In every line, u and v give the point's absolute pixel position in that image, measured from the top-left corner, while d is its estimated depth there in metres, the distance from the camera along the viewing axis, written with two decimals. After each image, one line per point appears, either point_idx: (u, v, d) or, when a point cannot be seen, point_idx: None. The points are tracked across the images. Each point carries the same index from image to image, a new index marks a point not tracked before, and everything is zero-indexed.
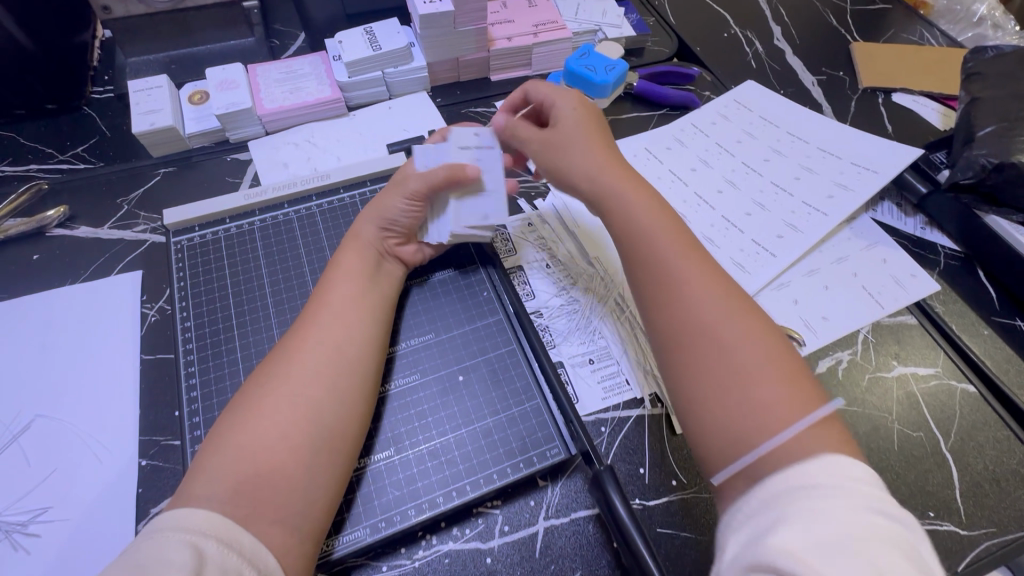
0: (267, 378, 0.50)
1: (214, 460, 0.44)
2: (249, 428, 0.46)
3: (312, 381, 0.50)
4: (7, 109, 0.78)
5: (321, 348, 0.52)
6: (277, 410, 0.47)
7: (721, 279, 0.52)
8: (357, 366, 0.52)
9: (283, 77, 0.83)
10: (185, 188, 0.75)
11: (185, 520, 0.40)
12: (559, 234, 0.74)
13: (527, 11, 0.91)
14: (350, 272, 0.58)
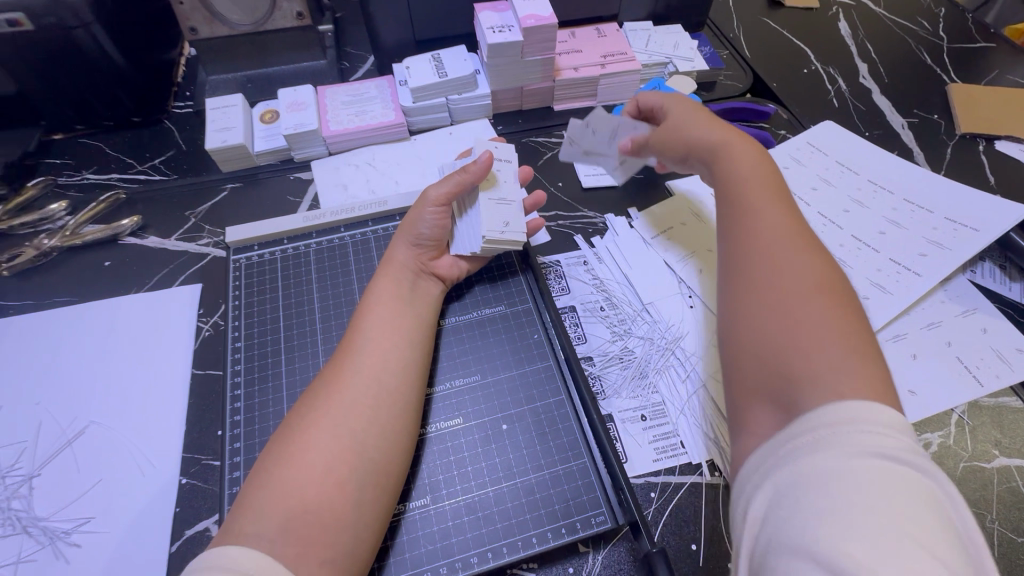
0: (310, 409, 0.49)
1: (261, 495, 0.43)
2: (292, 462, 0.45)
3: (356, 416, 0.48)
4: (97, 120, 0.83)
5: (367, 378, 0.51)
6: (319, 446, 0.46)
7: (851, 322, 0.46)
8: (402, 401, 0.51)
9: (350, 99, 0.84)
10: (249, 205, 0.77)
11: (234, 558, 0.38)
12: (615, 275, 0.70)
13: (596, 42, 0.89)
14: (395, 298, 0.57)
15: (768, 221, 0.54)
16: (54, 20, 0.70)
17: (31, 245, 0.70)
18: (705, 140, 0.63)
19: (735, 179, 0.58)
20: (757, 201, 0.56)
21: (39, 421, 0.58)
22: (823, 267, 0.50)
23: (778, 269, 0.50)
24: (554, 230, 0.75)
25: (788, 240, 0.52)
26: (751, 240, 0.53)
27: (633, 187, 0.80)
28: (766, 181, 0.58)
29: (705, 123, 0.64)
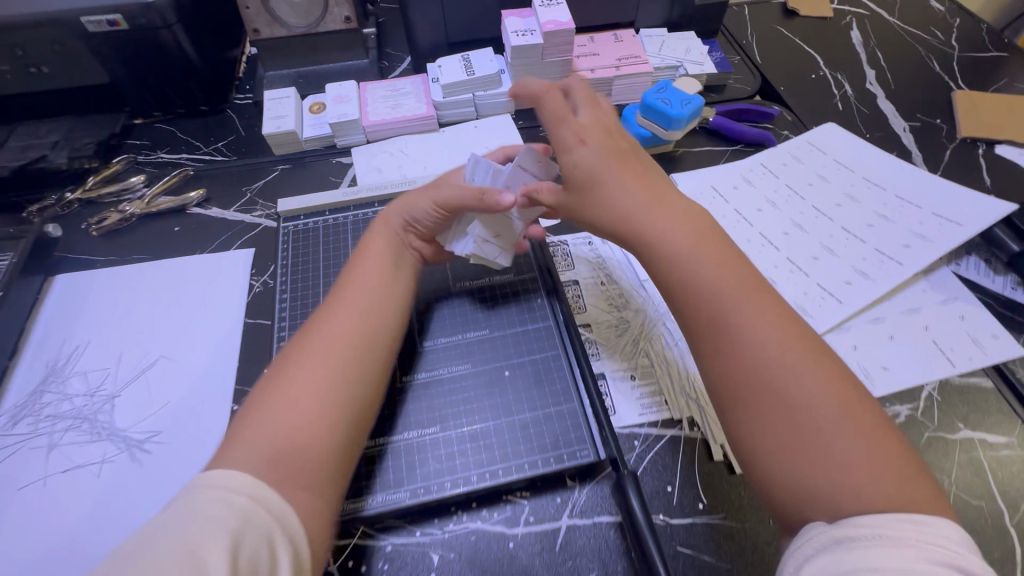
0: (286, 358, 0.54)
1: (247, 428, 0.48)
2: (274, 399, 0.50)
3: (325, 361, 0.53)
4: (172, 108, 0.96)
5: (340, 329, 0.56)
6: (295, 385, 0.51)
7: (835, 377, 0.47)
8: (370, 347, 0.56)
9: (388, 94, 0.94)
10: (296, 184, 0.88)
11: (221, 480, 0.44)
12: (616, 255, 0.77)
13: (612, 46, 0.97)
14: (376, 262, 0.63)
15: (739, 303, 0.50)
16: (145, 22, 0.82)
17: (116, 211, 0.82)
18: (636, 204, 0.57)
19: (684, 253, 0.54)
20: (720, 280, 0.52)
21: (119, 353, 0.69)
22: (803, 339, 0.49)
23: (766, 364, 0.48)
24: None
25: (767, 322, 0.49)
26: (731, 327, 0.50)
27: None
28: (716, 247, 0.54)
29: (630, 186, 0.58)
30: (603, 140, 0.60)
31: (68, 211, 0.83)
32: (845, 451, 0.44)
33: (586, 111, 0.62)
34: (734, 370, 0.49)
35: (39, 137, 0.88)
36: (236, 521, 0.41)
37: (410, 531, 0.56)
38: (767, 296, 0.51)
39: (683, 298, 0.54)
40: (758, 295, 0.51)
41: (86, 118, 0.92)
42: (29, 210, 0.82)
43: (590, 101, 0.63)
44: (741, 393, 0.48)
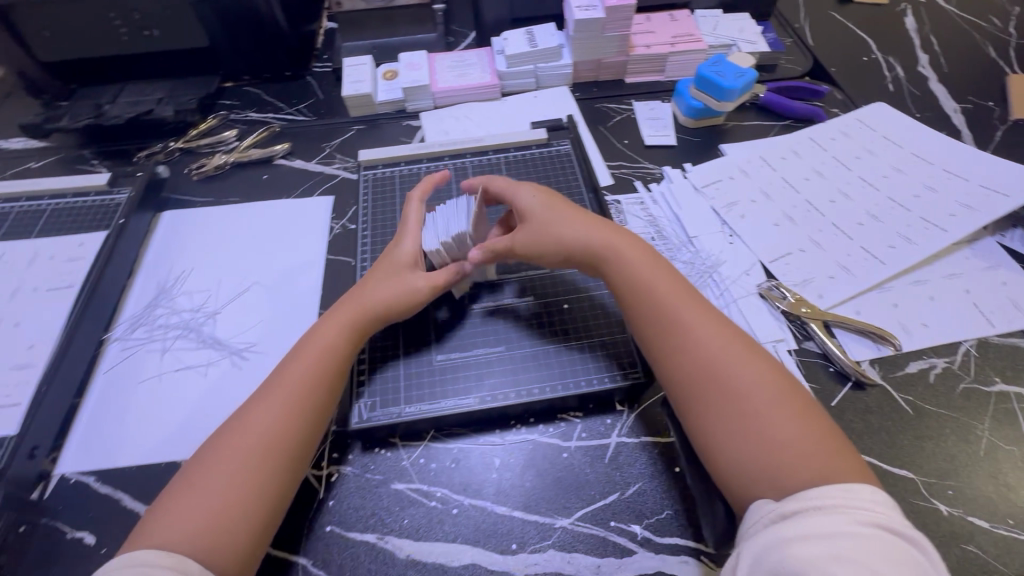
0: (210, 453, 0.53)
1: (177, 501, 0.49)
2: (207, 468, 0.51)
3: (252, 456, 0.52)
4: (260, 73, 1.06)
5: (267, 429, 0.53)
6: (208, 495, 0.50)
7: (776, 386, 0.53)
8: (299, 448, 0.54)
9: (455, 64, 1.01)
10: (369, 143, 0.96)
11: (145, 554, 0.45)
12: (666, 213, 0.83)
13: (668, 24, 1.02)
14: (321, 339, 0.60)
15: (682, 309, 0.59)
16: None
17: (214, 159, 0.92)
18: (586, 240, 0.65)
19: (634, 271, 0.62)
20: (664, 293, 0.60)
21: (219, 278, 0.79)
22: (735, 336, 0.57)
23: (705, 366, 0.55)
24: (617, 176, 0.88)
25: (705, 329, 0.57)
26: (677, 334, 0.57)
27: (689, 147, 0.92)
28: (662, 274, 0.62)
29: (585, 224, 0.66)
30: (553, 204, 0.69)
31: (171, 158, 0.93)
32: (788, 452, 0.49)
33: (535, 192, 0.70)
34: (683, 376, 0.56)
35: (145, 93, 0.98)
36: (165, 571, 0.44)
37: (473, 437, 0.63)
38: (704, 307, 0.59)
39: (636, 315, 0.61)
40: (694, 306, 0.59)
41: (186, 78, 1.02)
42: (141, 155, 0.93)
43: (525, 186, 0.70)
44: (689, 399, 0.55)
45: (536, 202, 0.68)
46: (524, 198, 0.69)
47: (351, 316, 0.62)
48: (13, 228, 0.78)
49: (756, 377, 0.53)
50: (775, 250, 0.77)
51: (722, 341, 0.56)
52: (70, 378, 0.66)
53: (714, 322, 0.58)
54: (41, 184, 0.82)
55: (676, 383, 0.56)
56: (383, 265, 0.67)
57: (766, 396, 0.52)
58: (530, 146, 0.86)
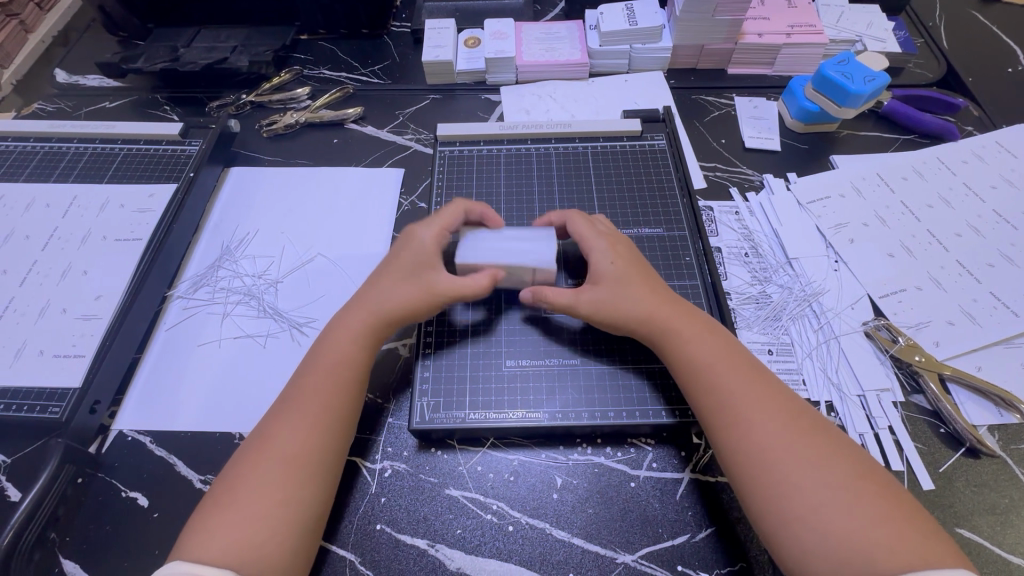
0: (236, 471, 0.50)
1: (218, 515, 0.47)
2: (246, 477, 0.49)
3: (287, 458, 0.50)
4: (337, 28, 1.01)
5: (288, 439, 0.51)
6: (245, 509, 0.47)
7: (821, 441, 0.48)
8: (331, 447, 0.52)
9: (542, 37, 0.94)
10: (444, 114, 0.90)
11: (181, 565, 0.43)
12: (765, 229, 0.75)
13: (786, 11, 0.91)
14: (335, 353, 0.56)
15: (723, 372, 0.52)
16: None
17: (285, 117, 0.88)
18: (631, 313, 0.57)
19: (684, 348, 0.54)
20: (708, 368, 0.53)
21: (283, 244, 0.76)
22: (777, 398, 0.51)
23: (755, 450, 0.48)
24: (711, 180, 0.80)
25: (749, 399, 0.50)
26: (730, 411, 0.50)
27: (794, 154, 0.83)
28: (706, 338, 0.55)
29: (645, 294, 0.57)
30: (632, 274, 0.59)
31: (241, 112, 0.90)
32: (855, 517, 0.43)
33: (609, 253, 0.60)
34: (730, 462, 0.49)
35: (221, 41, 0.95)
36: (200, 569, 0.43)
37: (535, 451, 0.59)
38: (747, 367, 0.53)
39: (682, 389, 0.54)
40: (736, 371, 0.52)
41: (262, 28, 0.99)
42: (213, 105, 0.91)
43: (605, 244, 0.61)
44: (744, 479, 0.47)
45: (614, 269, 0.59)
46: (598, 257, 0.60)
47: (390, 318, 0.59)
48: (85, 171, 0.77)
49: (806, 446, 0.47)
50: (886, 284, 0.69)
51: (760, 395, 0.51)
52: (131, 335, 0.65)
53: (751, 387, 0.51)
54: (115, 127, 0.80)
55: (732, 465, 0.49)
56: (402, 260, 0.61)
57: (816, 455, 0.47)
58: (620, 136, 0.79)
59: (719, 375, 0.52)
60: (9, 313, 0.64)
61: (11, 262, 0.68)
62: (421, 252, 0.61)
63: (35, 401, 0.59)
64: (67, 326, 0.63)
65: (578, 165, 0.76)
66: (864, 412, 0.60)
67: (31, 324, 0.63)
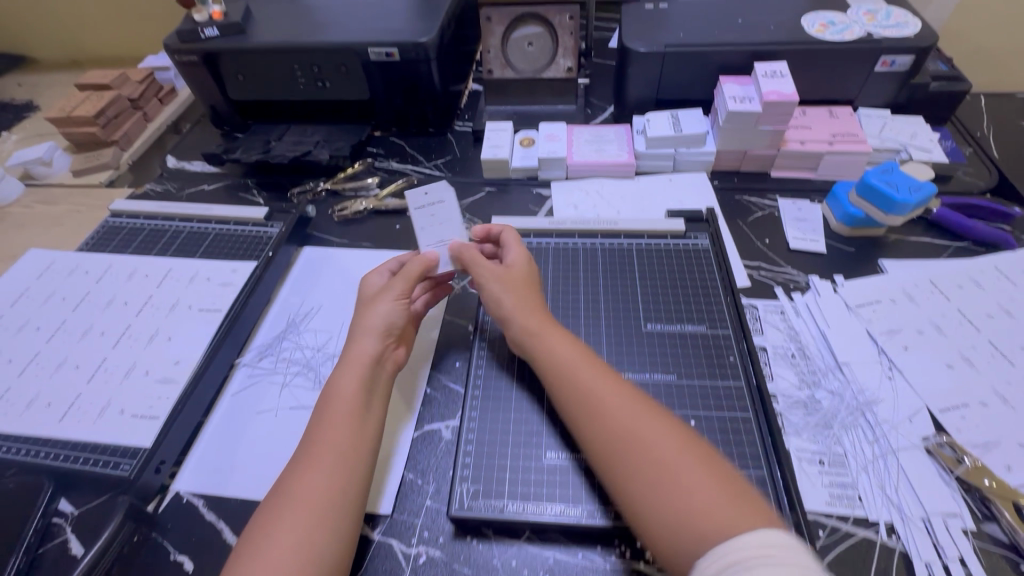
0: (261, 520, 0.52)
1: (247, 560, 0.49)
2: (271, 524, 0.51)
3: (302, 517, 0.52)
4: (407, 126, 1.14)
5: (309, 483, 0.54)
6: (272, 553, 0.49)
7: (642, 411, 0.56)
8: (345, 490, 0.55)
9: (592, 139, 1.02)
10: (498, 206, 0.98)
11: None
12: (812, 330, 0.75)
13: (827, 121, 0.96)
14: (334, 399, 0.61)
15: (569, 362, 0.62)
16: (413, 55, 0.99)
17: (356, 204, 0.97)
18: (509, 310, 0.68)
19: (546, 341, 0.64)
20: (562, 359, 0.63)
21: (342, 320, 0.82)
22: (613, 382, 0.60)
23: (598, 423, 0.56)
24: (754, 278, 0.82)
25: (610, 397, 0.58)
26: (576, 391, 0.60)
27: (840, 257, 0.84)
28: (563, 341, 0.64)
29: (518, 293, 0.69)
30: (518, 278, 0.71)
31: (318, 198, 1.01)
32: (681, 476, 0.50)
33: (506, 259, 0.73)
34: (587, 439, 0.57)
35: (308, 136, 1.09)
36: None
37: (571, 550, 0.58)
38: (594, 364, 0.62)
39: (551, 383, 0.62)
40: (588, 367, 0.62)
41: (344, 126, 1.12)
42: (295, 191, 1.02)
43: (517, 244, 0.75)
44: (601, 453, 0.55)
45: (512, 273, 0.71)
46: (512, 257, 0.73)
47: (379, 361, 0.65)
48: (181, 247, 0.87)
49: (668, 443, 0.53)
50: (945, 398, 0.66)
51: (595, 379, 0.60)
52: (202, 397, 0.70)
53: (599, 377, 0.60)
54: (211, 209, 0.91)
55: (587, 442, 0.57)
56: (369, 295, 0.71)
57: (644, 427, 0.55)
58: (664, 235, 0.83)
59: (565, 362, 0.62)
60: (100, 373, 0.71)
61: (109, 325, 0.76)
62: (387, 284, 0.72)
63: (109, 457, 0.63)
64: (146, 388, 0.69)
65: (623, 260, 0.80)
66: (930, 538, 0.56)
67: (117, 384, 0.70)
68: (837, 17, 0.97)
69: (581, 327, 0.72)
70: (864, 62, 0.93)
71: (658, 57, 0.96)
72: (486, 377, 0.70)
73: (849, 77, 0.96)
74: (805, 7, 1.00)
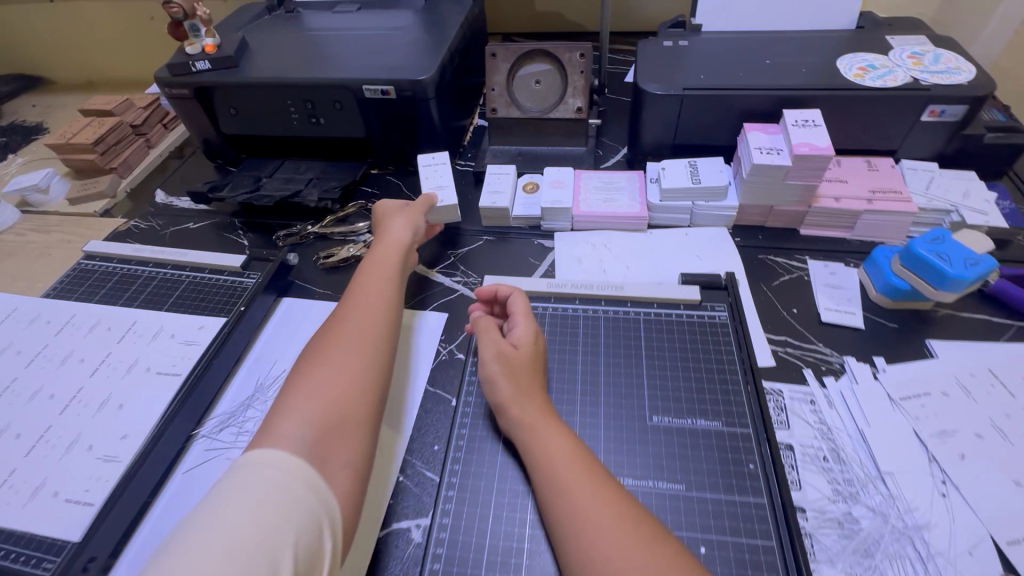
0: (287, 392, 0.57)
1: (280, 419, 0.53)
2: (298, 396, 0.55)
3: (331, 382, 0.57)
4: (404, 164, 1.07)
5: (336, 361, 0.60)
6: (306, 402, 0.55)
7: (611, 496, 0.50)
8: (370, 367, 0.61)
9: (602, 186, 0.93)
10: (495, 258, 0.89)
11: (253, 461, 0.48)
12: (848, 426, 0.64)
13: (865, 175, 0.85)
14: (359, 302, 0.68)
15: (541, 431, 0.56)
16: (411, 93, 0.92)
17: (342, 251, 0.90)
18: (500, 387, 0.60)
19: (529, 414, 0.57)
20: (540, 429, 0.56)
21: None
22: (587, 460, 0.54)
23: (563, 504, 0.51)
24: (780, 357, 0.71)
25: (576, 482, 0.51)
26: (545, 464, 0.54)
27: (881, 334, 0.73)
28: (551, 423, 0.57)
29: (513, 365, 0.61)
30: (520, 355, 0.61)
31: (304, 242, 0.94)
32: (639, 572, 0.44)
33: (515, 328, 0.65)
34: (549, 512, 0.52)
35: (300, 173, 1.03)
36: (277, 463, 0.48)
37: None
38: (580, 449, 0.55)
39: (526, 456, 0.56)
40: (568, 445, 0.55)
41: (339, 163, 1.06)
42: (280, 234, 0.95)
43: (526, 315, 0.66)
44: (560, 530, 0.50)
45: (513, 345, 0.62)
46: (519, 331, 0.64)
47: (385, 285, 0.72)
48: (150, 296, 0.81)
49: (628, 531, 0.47)
50: (1014, 526, 0.54)
51: (572, 458, 0.53)
52: (148, 477, 0.62)
53: (571, 448, 0.54)
54: (187, 255, 0.86)
55: (548, 513, 0.52)
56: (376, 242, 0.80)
57: (606, 512, 0.49)
58: (677, 303, 0.73)
59: (542, 433, 0.56)
60: (41, 444, 0.64)
61: (60, 386, 0.70)
62: (391, 229, 0.81)
63: (32, 552, 0.56)
64: (86, 467, 0.62)
65: (628, 332, 0.71)
66: None
67: (56, 459, 0.63)
68: (876, 59, 0.88)
69: (576, 415, 0.63)
70: (908, 111, 0.83)
71: (677, 99, 0.87)
72: (463, 470, 0.60)
73: (890, 126, 0.86)
74: (841, 48, 0.92)
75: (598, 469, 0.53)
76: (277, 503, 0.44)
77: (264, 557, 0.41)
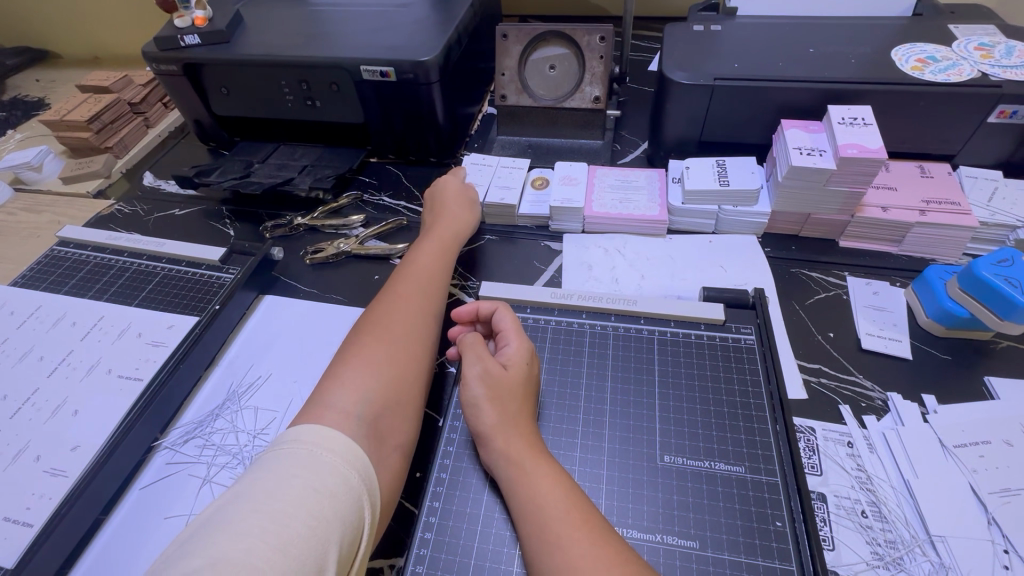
0: (338, 371, 0.56)
1: (333, 396, 0.52)
2: (349, 377, 0.54)
3: (382, 364, 0.56)
4: (406, 153, 0.99)
5: (387, 343, 0.59)
6: (359, 382, 0.54)
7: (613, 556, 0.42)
8: (421, 350, 0.60)
9: (619, 184, 0.84)
10: (497, 259, 0.81)
11: (309, 437, 0.46)
12: (891, 476, 0.55)
13: (917, 183, 0.75)
14: (408, 284, 0.67)
15: (531, 474, 0.48)
16: (412, 76, 0.84)
17: (331, 247, 0.83)
18: (482, 418, 0.52)
19: (517, 453, 0.50)
20: (527, 469, 0.48)
21: (291, 397, 0.66)
22: (585, 509, 0.46)
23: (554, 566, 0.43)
24: (814, 388, 0.63)
25: (572, 541, 0.43)
26: (533, 516, 0.46)
27: (931, 367, 0.64)
28: (543, 464, 0.49)
29: (502, 391, 0.53)
30: (509, 376, 0.54)
31: (292, 234, 0.87)
32: None
33: (508, 344, 0.57)
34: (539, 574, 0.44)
35: (294, 159, 0.96)
36: (331, 440, 0.46)
37: None
38: (578, 497, 0.47)
39: (513, 506, 0.48)
40: (562, 491, 0.47)
41: (336, 150, 0.99)
42: (267, 225, 0.89)
43: (517, 331, 0.58)
44: None
45: (507, 364, 0.55)
46: (511, 349, 0.56)
47: (439, 265, 0.71)
48: (122, 289, 0.75)
49: None
50: None
51: (566, 508, 0.45)
52: (100, 494, 0.56)
53: (568, 496, 0.47)
54: (164, 245, 0.80)
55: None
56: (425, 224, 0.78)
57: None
58: (697, 322, 0.65)
59: (531, 476, 0.48)
60: None
61: (14, 387, 0.64)
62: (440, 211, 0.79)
63: None
64: (32, 481, 0.56)
65: (640, 353, 0.63)
66: None
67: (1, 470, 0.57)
68: (937, 51, 0.77)
69: (575, 450, 0.55)
70: (972, 110, 0.73)
71: (706, 90, 0.78)
72: (445, 507, 0.53)
73: (949, 127, 0.76)
74: (896, 37, 0.81)
75: (600, 523, 0.45)
76: (334, 483, 0.43)
77: (316, 552, 0.38)
